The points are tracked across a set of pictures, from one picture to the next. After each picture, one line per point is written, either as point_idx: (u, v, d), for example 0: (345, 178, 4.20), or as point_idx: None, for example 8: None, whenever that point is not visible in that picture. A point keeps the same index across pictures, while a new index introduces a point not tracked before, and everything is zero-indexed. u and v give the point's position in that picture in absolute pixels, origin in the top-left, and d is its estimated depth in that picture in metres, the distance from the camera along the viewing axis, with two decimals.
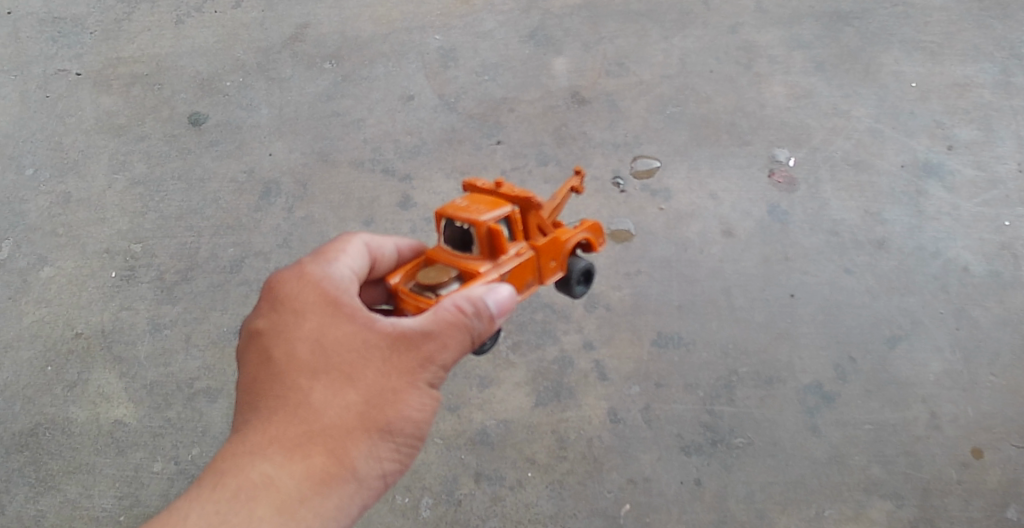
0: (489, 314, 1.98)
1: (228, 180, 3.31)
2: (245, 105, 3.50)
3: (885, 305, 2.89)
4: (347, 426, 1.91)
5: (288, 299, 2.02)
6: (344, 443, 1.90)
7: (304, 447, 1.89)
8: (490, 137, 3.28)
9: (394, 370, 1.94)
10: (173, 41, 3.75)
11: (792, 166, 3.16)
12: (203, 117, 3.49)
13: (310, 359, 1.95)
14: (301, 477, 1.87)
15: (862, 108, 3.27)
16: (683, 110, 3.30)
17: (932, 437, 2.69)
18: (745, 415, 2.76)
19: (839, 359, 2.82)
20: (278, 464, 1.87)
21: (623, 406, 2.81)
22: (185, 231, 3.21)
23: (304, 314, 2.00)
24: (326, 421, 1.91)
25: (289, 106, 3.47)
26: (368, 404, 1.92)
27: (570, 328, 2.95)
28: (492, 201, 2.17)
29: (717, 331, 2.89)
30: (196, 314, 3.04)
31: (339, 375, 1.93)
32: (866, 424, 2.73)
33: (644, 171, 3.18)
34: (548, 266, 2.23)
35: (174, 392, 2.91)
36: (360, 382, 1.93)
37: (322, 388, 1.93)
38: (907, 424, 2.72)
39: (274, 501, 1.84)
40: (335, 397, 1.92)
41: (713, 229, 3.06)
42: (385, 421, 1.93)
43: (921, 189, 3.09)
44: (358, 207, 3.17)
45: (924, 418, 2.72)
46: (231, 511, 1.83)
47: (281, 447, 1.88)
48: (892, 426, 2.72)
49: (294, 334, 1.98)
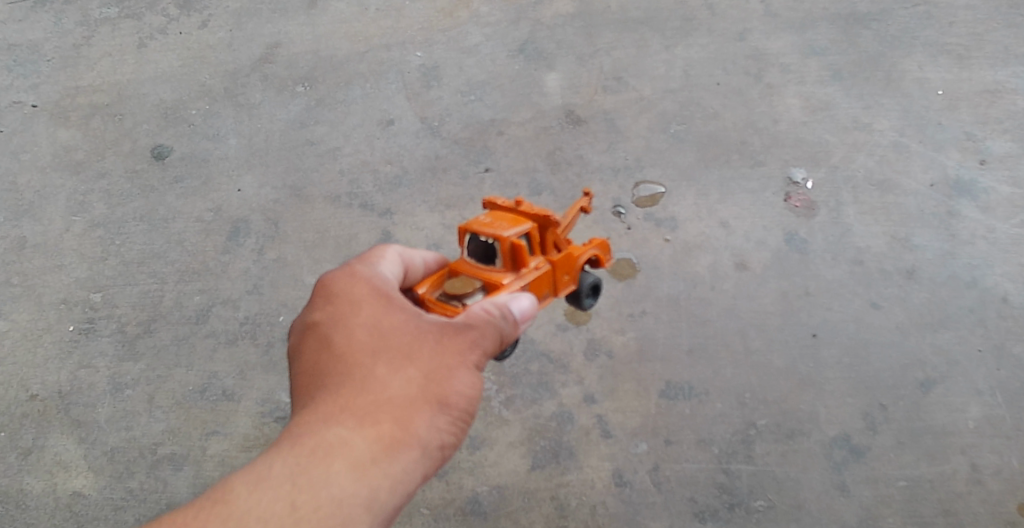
0: (514, 319, 1.92)
1: (193, 220, 3.03)
2: (212, 136, 3.23)
3: (916, 344, 2.65)
4: (410, 399, 1.79)
5: (340, 293, 1.93)
6: (409, 414, 1.78)
7: (370, 418, 1.76)
8: (478, 165, 3.02)
9: (450, 348, 1.84)
10: (134, 66, 3.48)
11: (810, 189, 2.91)
12: (167, 150, 3.21)
13: (369, 341, 1.85)
14: (370, 444, 1.74)
15: (884, 122, 3.04)
16: (688, 128, 3.06)
17: (972, 493, 2.44)
18: (765, 474, 2.50)
19: (867, 407, 2.58)
20: (346, 432, 1.74)
21: (629, 467, 2.54)
22: (148, 278, 2.92)
23: (357, 304, 1.91)
24: (389, 394, 1.79)
25: (259, 135, 3.20)
26: (428, 380, 1.81)
27: (569, 380, 2.68)
28: (513, 218, 2.14)
29: (732, 378, 2.64)
30: (160, 372, 2.76)
31: (397, 353, 1.83)
32: (899, 481, 2.47)
33: (648, 198, 2.93)
34: (564, 281, 2.19)
35: (137, 460, 2.62)
36: (419, 359, 1.83)
37: (383, 365, 1.82)
38: (945, 479, 2.46)
39: (347, 465, 1.71)
40: (396, 373, 1.81)
41: (724, 262, 2.80)
42: (446, 394, 1.80)
43: (953, 210, 2.84)
44: (335, 246, 2.89)
45: (964, 472, 2.47)
46: (305, 473, 1.69)
47: (348, 418, 1.76)
48: (929, 481, 2.46)
49: (350, 321, 1.88)
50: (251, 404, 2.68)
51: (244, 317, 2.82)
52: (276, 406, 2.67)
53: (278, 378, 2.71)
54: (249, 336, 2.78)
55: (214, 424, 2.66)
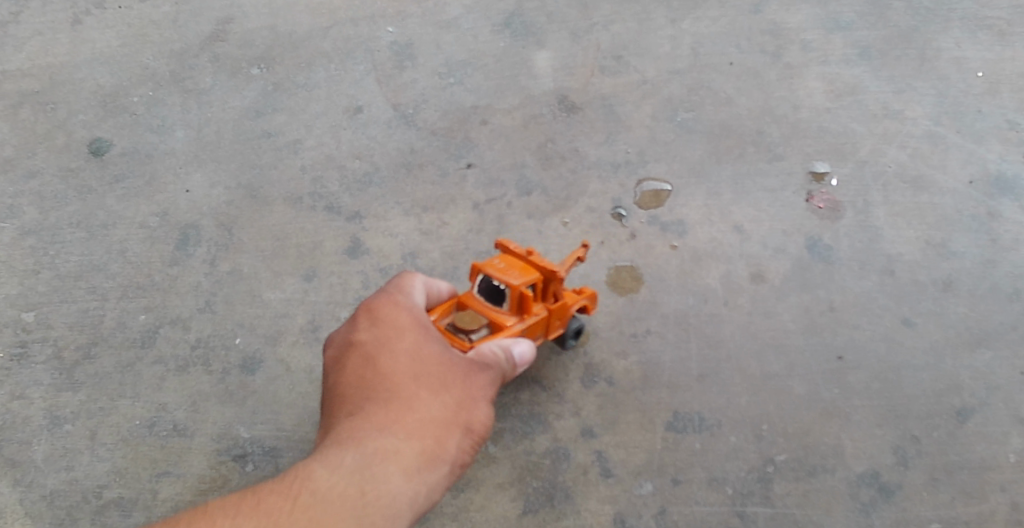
0: (514, 362, 2.05)
1: (137, 226, 2.67)
2: (158, 128, 2.87)
3: (953, 367, 2.35)
4: (447, 420, 1.86)
5: (384, 319, 1.98)
6: (443, 434, 1.84)
7: (412, 432, 1.82)
8: (459, 159, 2.71)
9: (476, 382, 1.94)
10: (69, 46, 3.10)
11: (835, 187, 2.60)
12: (107, 145, 2.84)
13: (410, 365, 1.90)
14: (414, 454, 1.79)
15: (917, 108, 2.75)
16: (698, 116, 2.76)
17: None
18: (786, 518, 2.19)
19: (897, 439, 2.27)
20: (392, 439, 1.80)
21: (632, 510, 2.22)
22: (86, 294, 2.56)
23: (401, 331, 1.96)
24: (428, 414, 1.85)
25: (209, 126, 2.86)
26: (459, 407, 1.89)
27: (565, 411, 2.35)
28: (523, 266, 2.19)
29: (748, 407, 2.33)
30: (102, 404, 2.42)
31: (435, 376, 1.90)
32: (933, 523, 2.17)
33: (652, 199, 2.61)
34: (554, 325, 2.26)
35: (80, 505, 2.28)
36: (455, 387, 1.90)
37: (424, 387, 1.87)
38: (983, 520, 2.16)
39: (396, 467, 1.76)
40: (435, 396, 1.87)
41: (738, 273, 2.49)
42: (474, 423, 1.89)
43: (994, 211, 2.55)
44: (296, 256, 2.57)
45: (1004, 511, 2.17)
46: (357, 471, 1.73)
47: (394, 427, 1.81)
48: (966, 523, 2.16)
49: (393, 346, 1.93)
50: (206, 439, 2.35)
51: (196, 339, 2.49)
52: (234, 442, 2.35)
53: (235, 410, 2.39)
54: (201, 362, 2.46)
55: (167, 462, 2.33)
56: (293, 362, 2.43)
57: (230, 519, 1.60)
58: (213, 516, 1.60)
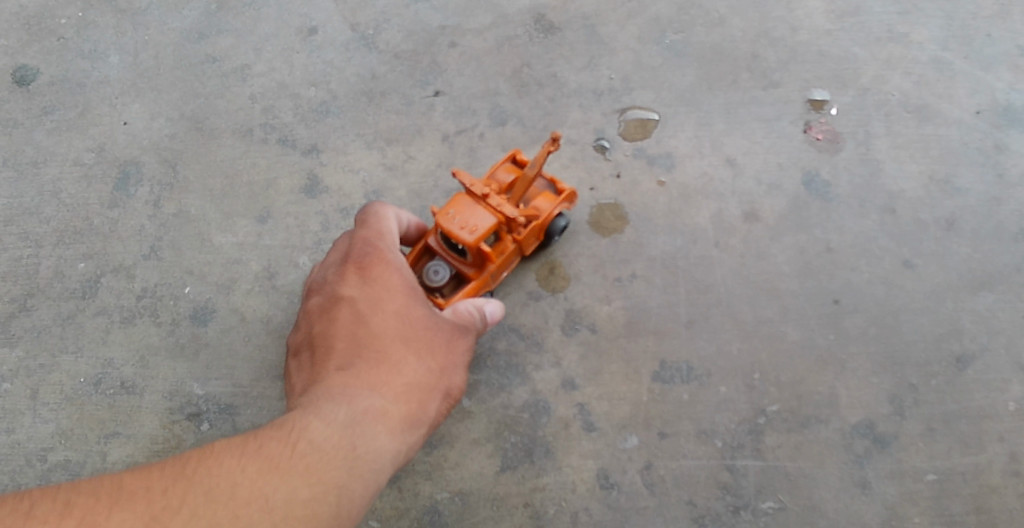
0: (487, 321, 1.91)
1: (71, 164, 2.40)
2: (88, 52, 2.53)
3: (954, 310, 2.21)
4: (433, 381, 1.68)
5: (373, 269, 1.76)
6: (427, 399, 1.66)
7: (400, 394, 1.62)
8: (426, 87, 2.44)
9: (460, 347, 1.77)
10: None
11: (834, 117, 2.39)
12: (31, 73, 2.50)
13: (399, 325, 1.71)
14: (403, 417, 1.60)
15: (923, 32, 2.48)
16: (687, 38, 2.49)
17: (1010, 486, 2.08)
18: (776, 471, 2.10)
19: (895, 388, 2.16)
20: (381, 400, 1.60)
21: (617, 466, 2.12)
22: (17, 241, 2.33)
23: (390, 287, 1.75)
24: (414, 377, 1.66)
25: (146, 51, 2.53)
26: (443, 373, 1.71)
27: (544, 361, 2.19)
28: (477, 211, 2.05)
29: (738, 355, 2.19)
30: (42, 361, 2.23)
31: (423, 336, 1.72)
32: (928, 475, 2.09)
33: (637, 130, 2.38)
34: (528, 243, 2.19)
35: (24, 471, 2.14)
36: (441, 353, 1.72)
37: (412, 349, 1.69)
38: (981, 472, 2.09)
39: (384, 430, 1.56)
40: (422, 360, 1.69)
41: (731, 211, 2.30)
42: (453, 387, 1.73)
43: (1000, 143, 2.34)
44: (249, 195, 2.34)
45: (1000, 463, 2.09)
46: (344, 431, 1.52)
47: (382, 388, 1.61)
48: (962, 474, 2.09)
49: (383, 302, 1.72)
50: (156, 398, 2.19)
51: (142, 288, 2.28)
52: (187, 400, 2.18)
53: (187, 366, 2.21)
54: (149, 314, 2.26)
55: (116, 423, 2.17)
56: (248, 311, 2.24)
57: (235, 460, 1.41)
58: (218, 454, 1.42)
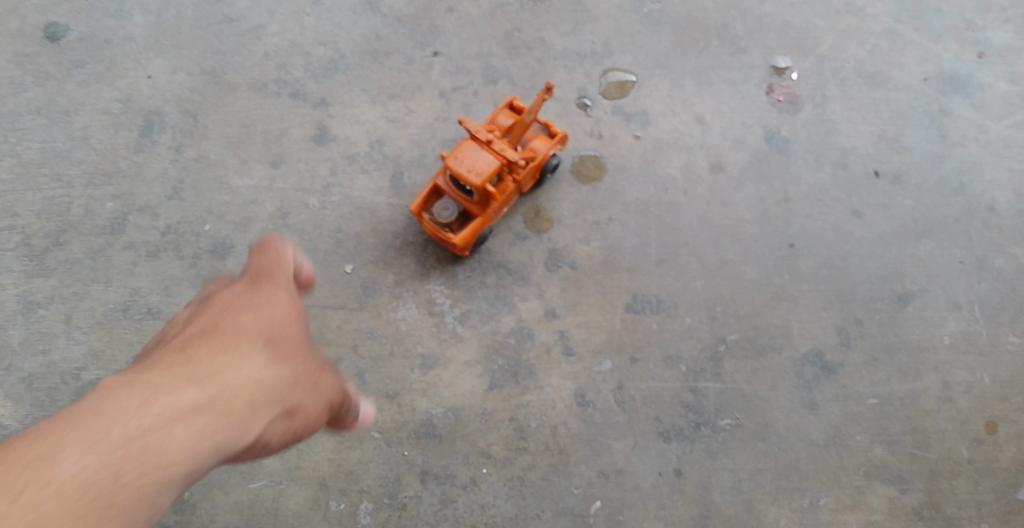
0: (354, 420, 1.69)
1: (99, 113, 2.61)
2: (114, 11, 2.70)
3: (897, 255, 2.49)
4: (274, 387, 1.44)
5: (265, 273, 1.57)
6: (245, 415, 1.39)
7: (190, 415, 1.34)
8: (424, 47, 2.64)
9: (298, 377, 1.49)
10: None
11: (794, 81, 2.62)
12: (62, 30, 2.68)
13: (273, 340, 1.49)
14: (190, 437, 1.33)
15: (879, 5, 2.69)
16: (664, 7, 2.68)
17: (940, 410, 2.39)
18: (734, 393, 2.40)
19: (842, 322, 2.45)
20: (170, 417, 1.32)
21: (592, 386, 2.40)
22: (51, 182, 2.55)
23: (272, 293, 1.54)
24: (245, 392, 1.40)
25: (169, 10, 2.70)
26: (288, 388, 1.46)
27: (529, 294, 2.46)
28: (480, 155, 2.29)
29: (702, 291, 2.46)
30: (75, 290, 2.48)
31: (292, 347, 1.51)
32: (869, 399, 2.40)
33: (616, 89, 2.60)
34: (526, 181, 2.44)
35: (59, 387, 2.40)
36: (283, 364, 1.47)
37: (252, 363, 1.43)
38: (916, 397, 2.40)
39: (160, 461, 1.30)
40: (252, 372, 1.42)
41: (699, 163, 2.55)
42: (298, 407, 1.48)
43: (945, 108, 2.59)
44: (263, 143, 2.57)
45: (936, 389, 2.40)
46: (126, 454, 1.28)
47: (191, 400, 1.35)
48: (899, 399, 2.39)
49: (251, 315, 1.50)
50: None
51: (165, 226, 2.52)
52: None
53: None
54: (172, 248, 2.50)
55: (143, 345, 2.43)
56: None
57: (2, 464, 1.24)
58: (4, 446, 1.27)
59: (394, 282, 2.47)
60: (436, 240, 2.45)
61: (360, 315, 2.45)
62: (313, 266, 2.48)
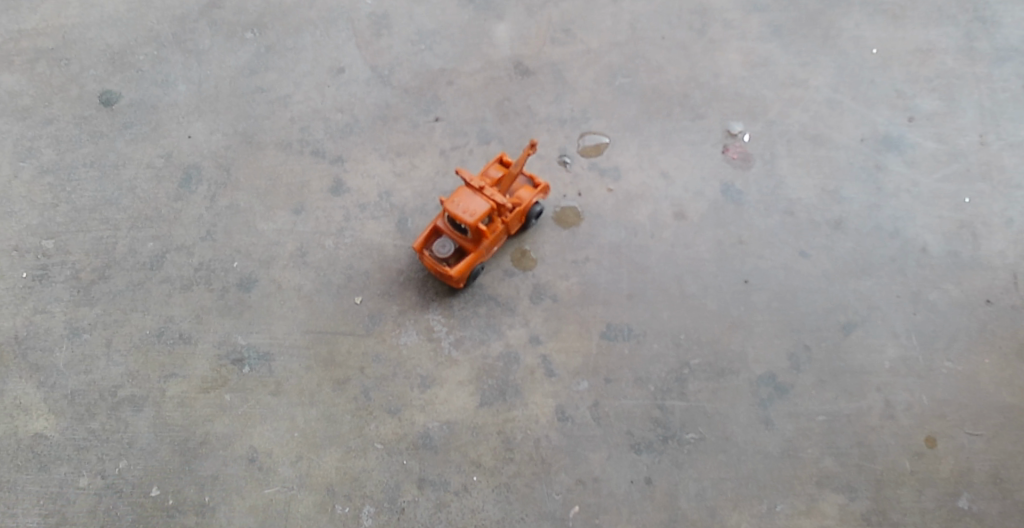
0: None
1: (144, 166, 3.05)
2: (161, 82, 3.18)
3: (841, 290, 2.85)
4: None
5: None
6: None
7: None
8: (428, 113, 3.08)
9: None
10: (79, 9, 3.32)
11: (746, 142, 3.03)
12: (115, 97, 3.17)
13: None
14: None
15: (820, 78, 3.11)
16: (633, 81, 3.11)
17: (885, 427, 2.70)
18: (697, 410, 2.72)
19: (793, 348, 2.79)
20: None
21: (571, 403, 2.73)
22: (100, 224, 2.97)
23: None
24: None
25: (208, 82, 3.17)
26: None
27: (515, 322, 2.82)
28: (474, 199, 2.67)
29: (668, 320, 2.82)
30: (116, 317, 2.85)
31: None
32: (819, 416, 2.72)
33: (592, 149, 3.02)
34: (514, 225, 2.82)
35: (97, 402, 2.76)
36: None
37: None
38: (862, 414, 2.71)
39: None
40: None
41: (664, 212, 2.94)
42: None
43: (881, 164, 3.00)
44: (287, 193, 2.98)
45: (879, 408, 2.72)
46: None
47: None
48: (847, 416, 2.71)
49: None
50: (207, 347, 2.80)
51: (198, 263, 2.91)
52: (233, 348, 2.80)
53: (233, 322, 2.83)
54: (204, 281, 2.88)
55: (173, 366, 2.79)
56: (284, 281, 2.87)
57: None
58: None
59: (397, 312, 2.83)
60: (433, 273, 2.81)
61: (368, 340, 2.80)
62: (328, 298, 2.85)
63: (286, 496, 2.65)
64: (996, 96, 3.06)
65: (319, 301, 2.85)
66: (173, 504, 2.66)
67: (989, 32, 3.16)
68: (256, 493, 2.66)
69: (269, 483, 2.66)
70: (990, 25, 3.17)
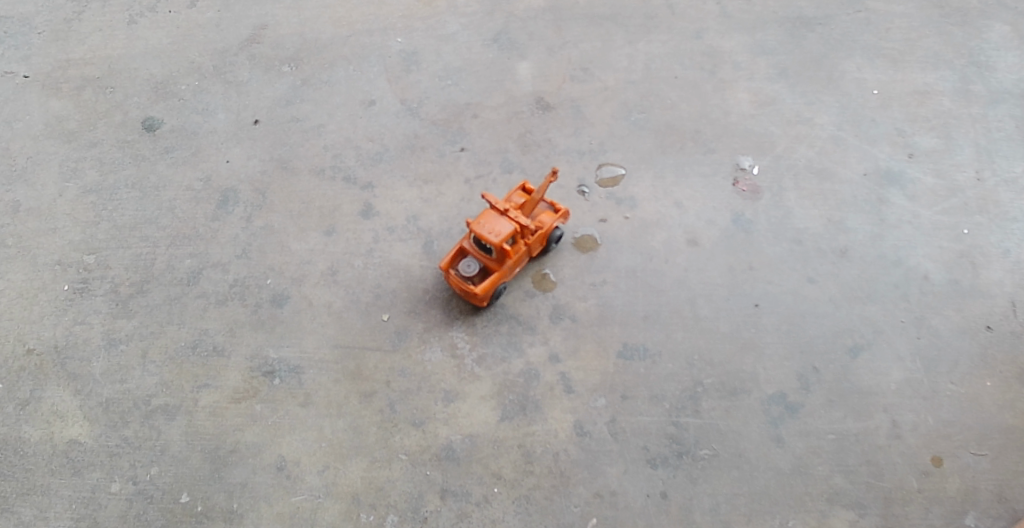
0: None
1: (184, 188, 3.23)
2: (202, 110, 3.38)
3: (848, 314, 2.95)
4: None
5: None
6: None
7: None
8: (454, 144, 3.25)
9: None
10: (125, 41, 3.55)
11: (755, 175, 3.17)
12: (158, 123, 3.37)
13: None
14: None
15: (824, 116, 3.28)
16: (648, 117, 3.28)
17: (893, 446, 2.79)
18: (710, 427, 2.83)
19: (802, 369, 2.89)
20: None
21: (589, 419, 2.85)
22: (140, 241, 3.14)
23: None
24: None
25: (247, 111, 3.37)
26: None
27: (536, 340, 2.94)
28: (499, 221, 2.81)
29: (682, 341, 2.93)
30: (152, 329, 3.01)
31: None
32: (829, 434, 2.81)
33: (610, 179, 3.17)
34: (535, 248, 2.95)
35: (131, 410, 2.90)
36: None
37: None
38: (868, 433, 2.80)
39: None
40: None
41: (677, 238, 3.07)
42: None
43: (883, 197, 3.13)
44: (319, 216, 3.15)
45: (886, 427, 2.81)
46: None
47: None
48: (855, 435, 2.80)
49: None
50: (240, 359, 2.95)
51: (233, 279, 3.07)
52: (264, 361, 2.94)
53: (266, 336, 2.98)
54: (238, 297, 3.04)
55: (205, 377, 2.93)
56: (314, 299, 3.02)
57: None
58: None
59: (423, 329, 2.97)
60: (457, 291, 2.94)
61: (394, 355, 2.94)
62: (356, 315, 3.00)
63: (314, 504, 2.77)
64: (991, 134, 3.23)
65: (347, 318, 2.99)
66: (202, 510, 2.77)
67: (983, 77, 3.34)
68: (283, 500, 2.77)
69: (297, 491, 2.78)
70: (985, 71, 3.35)
